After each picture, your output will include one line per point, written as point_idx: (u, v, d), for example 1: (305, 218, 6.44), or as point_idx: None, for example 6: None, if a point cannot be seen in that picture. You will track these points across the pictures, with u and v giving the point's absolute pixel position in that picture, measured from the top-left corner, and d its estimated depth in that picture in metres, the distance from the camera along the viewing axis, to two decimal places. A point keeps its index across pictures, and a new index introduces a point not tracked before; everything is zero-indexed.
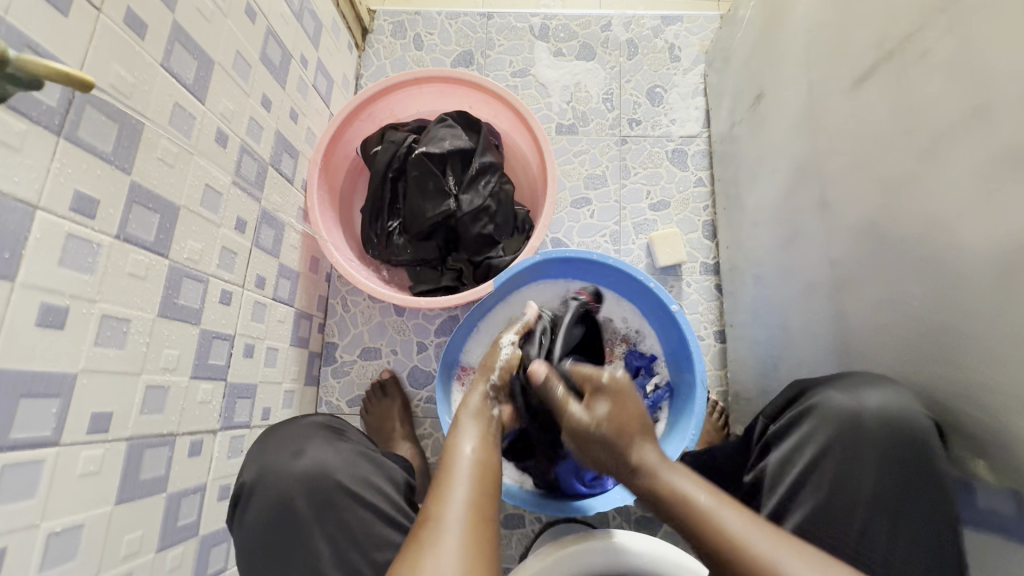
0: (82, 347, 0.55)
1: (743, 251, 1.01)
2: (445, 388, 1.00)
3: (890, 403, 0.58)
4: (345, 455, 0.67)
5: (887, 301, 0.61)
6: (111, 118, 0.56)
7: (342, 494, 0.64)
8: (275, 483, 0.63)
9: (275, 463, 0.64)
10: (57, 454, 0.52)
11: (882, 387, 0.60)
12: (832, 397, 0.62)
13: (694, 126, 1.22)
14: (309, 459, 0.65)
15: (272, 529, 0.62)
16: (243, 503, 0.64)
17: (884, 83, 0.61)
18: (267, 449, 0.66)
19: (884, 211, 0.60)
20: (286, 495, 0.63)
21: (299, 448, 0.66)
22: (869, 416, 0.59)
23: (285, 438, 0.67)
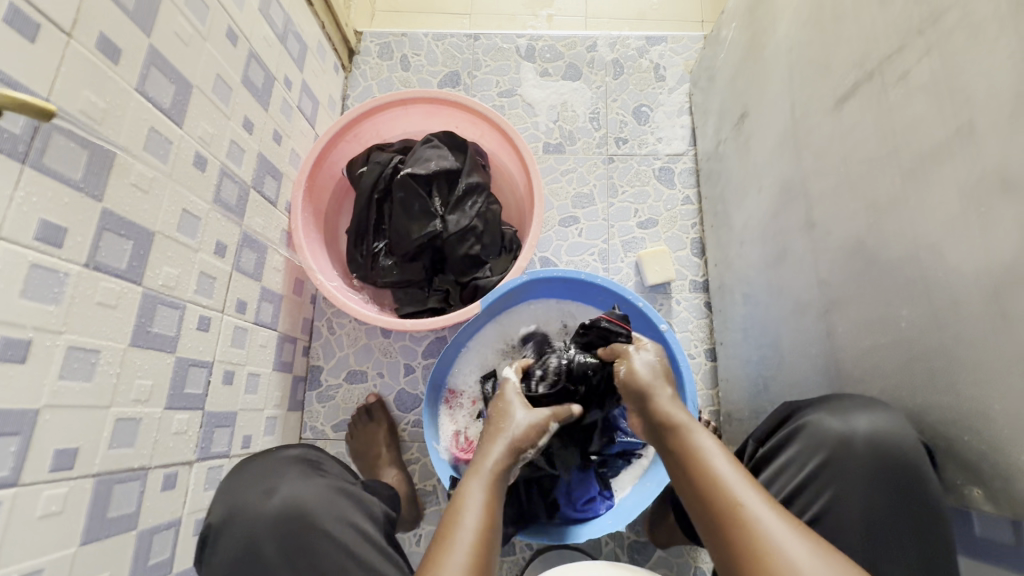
0: (45, 381, 0.52)
1: (732, 269, 1.00)
2: (432, 412, 0.98)
3: (880, 427, 0.56)
4: (320, 491, 0.63)
5: (877, 324, 0.60)
6: (82, 144, 0.55)
7: (315, 534, 0.60)
8: (245, 519, 0.60)
9: (245, 499, 0.62)
10: (15, 495, 0.49)
11: (873, 410, 0.58)
12: (818, 418, 0.61)
13: (680, 144, 1.22)
14: (281, 497, 0.61)
15: (241, 571, 0.59)
16: (210, 545, 0.61)
17: (865, 104, 0.61)
18: (239, 485, 0.64)
19: (870, 231, 0.60)
20: (255, 535, 0.59)
21: (270, 486, 0.63)
22: (858, 438, 0.58)
23: (256, 474, 0.64)
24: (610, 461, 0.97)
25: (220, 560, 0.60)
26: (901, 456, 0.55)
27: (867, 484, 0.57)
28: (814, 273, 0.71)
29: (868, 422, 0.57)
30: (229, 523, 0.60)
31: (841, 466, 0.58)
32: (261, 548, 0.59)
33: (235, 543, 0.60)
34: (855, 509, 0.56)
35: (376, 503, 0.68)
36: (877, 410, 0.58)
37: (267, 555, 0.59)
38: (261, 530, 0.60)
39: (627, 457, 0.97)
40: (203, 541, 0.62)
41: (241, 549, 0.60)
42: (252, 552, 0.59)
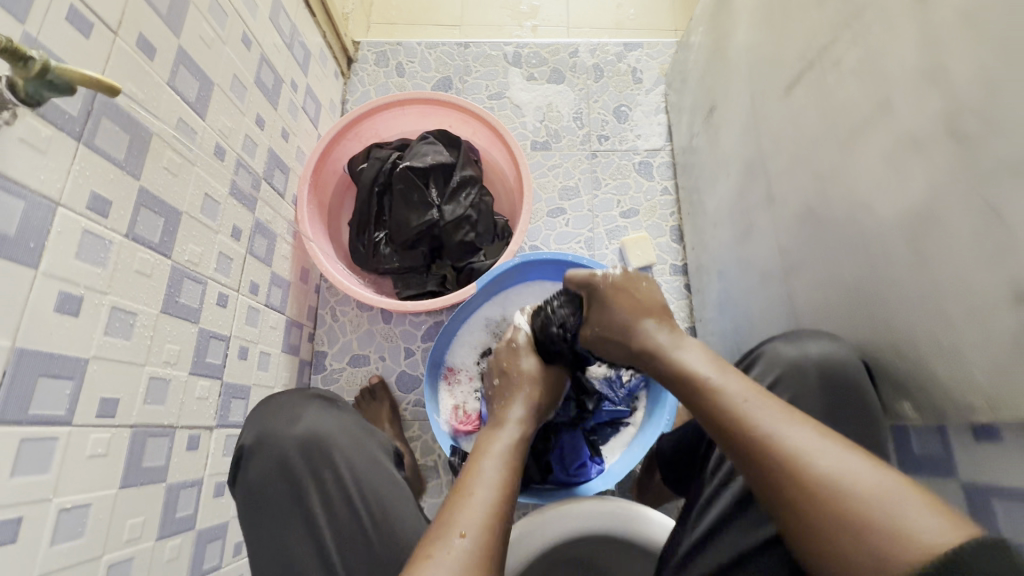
0: (94, 335, 0.59)
1: (707, 250, 1.09)
2: (432, 388, 1.06)
3: (829, 352, 0.62)
4: (337, 422, 0.71)
5: (825, 277, 0.68)
6: (124, 129, 0.63)
7: (337, 455, 0.68)
8: (274, 442, 0.68)
9: (274, 424, 0.69)
10: (69, 433, 0.56)
11: (822, 339, 0.64)
12: (775, 346, 0.66)
13: (657, 140, 1.32)
14: (305, 425, 0.69)
15: (272, 483, 0.66)
16: (244, 464, 0.69)
17: (808, 88, 0.70)
18: (270, 413, 0.70)
19: (817, 196, 0.68)
20: (284, 455, 0.67)
21: (295, 415, 0.70)
22: (807, 359, 0.63)
23: (281, 405, 0.72)
24: (599, 429, 1.04)
25: (254, 476, 0.67)
26: (845, 376, 0.60)
27: (818, 405, 0.61)
28: (774, 240, 0.80)
29: (818, 348, 0.63)
30: (262, 446, 0.68)
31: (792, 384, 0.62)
32: (290, 465, 0.67)
33: (266, 464, 0.67)
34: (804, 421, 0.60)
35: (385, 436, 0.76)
36: (826, 340, 0.63)
37: (296, 471, 0.67)
38: (289, 451, 0.67)
39: (615, 425, 1.05)
40: (239, 457, 0.69)
41: (271, 468, 0.67)
42: (282, 471, 0.67)
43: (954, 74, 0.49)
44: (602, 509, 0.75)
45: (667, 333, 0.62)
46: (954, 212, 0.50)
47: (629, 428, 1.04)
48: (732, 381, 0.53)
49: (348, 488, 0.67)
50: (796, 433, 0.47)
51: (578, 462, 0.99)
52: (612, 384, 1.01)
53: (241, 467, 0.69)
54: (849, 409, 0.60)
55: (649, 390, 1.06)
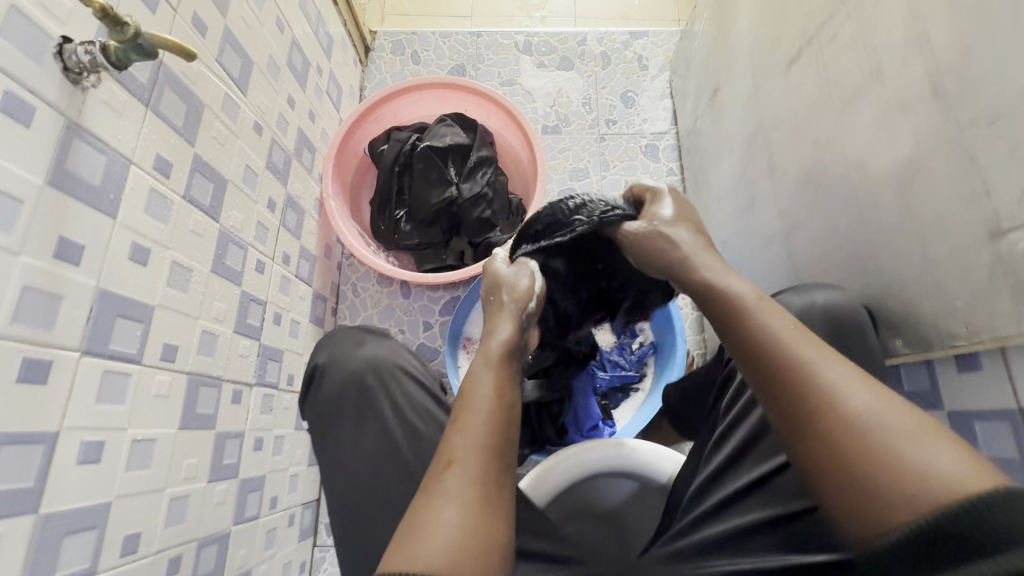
0: (159, 285, 0.64)
1: (711, 225, 1.15)
2: (453, 357, 1.13)
3: (833, 299, 0.67)
4: (397, 349, 0.75)
5: (826, 236, 0.74)
6: (182, 98, 0.68)
7: (403, 371, 0.72)
8: (345, 362, 0.72)
9: (343, 347, 0.73)
10: (140, 371, 0.61)
11: (826, 288, 0.69)
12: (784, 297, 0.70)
13: (663, 124, 1.38)
14: (371, 349, 0.73)
15: (347, 396, 0.70)
16: (317, 384, 0.72)
17: (807, 63, 0.76)
18: (329, 347, 0.75)
19: (816, 161, 0.74)
20: (356, 371, 0.71)
21: (361, 340, 0.75)
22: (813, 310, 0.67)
23: (344, 336, 0.76)
24: (611, 395, 1.12)
25: (322, 398, 0.71)
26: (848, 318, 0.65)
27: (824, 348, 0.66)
28: (776, 207, 0.86)
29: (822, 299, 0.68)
30: (332, 366, 0.72)
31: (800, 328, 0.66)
32: (362, 379, 0.70)
33: (335, 384, 0.71)
34: None
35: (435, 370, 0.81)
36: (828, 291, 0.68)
37: (368, 386, 0.70)
38: (357, 370, 0.71)
39: (626, 390, 1.12)
40: (311, 376, 0.73)
41: (341, 388, 0.71)
42: (353, 388, 0.71)
43: (936, 39, 0.55)
44: (579, 460, 0.80)
45: (714, 256, 0.58)
46: (942, 162, 0.56)
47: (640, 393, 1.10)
48: (774, 315, 0.50)
49: (420, 398, 0.71)
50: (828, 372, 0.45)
51: (593, 424, 1.04)
52: (622, 349, 1.12)
53: (310, 392, 0.73)
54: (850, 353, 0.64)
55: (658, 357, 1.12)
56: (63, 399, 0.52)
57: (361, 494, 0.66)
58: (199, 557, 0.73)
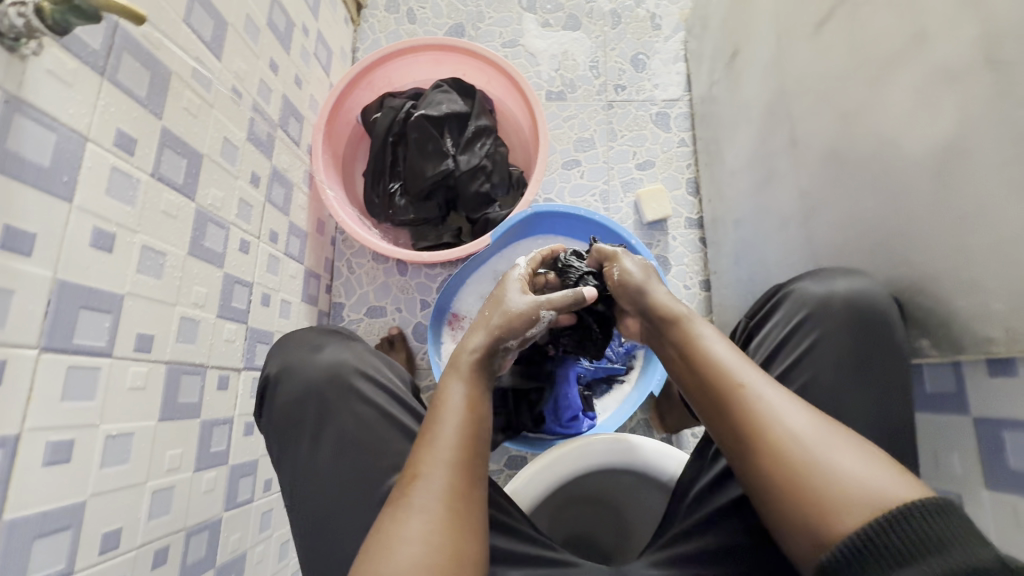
0: (128, 272, 0.60)
1: (724, 201, 1.08)
2: (435, 333, 1.09)
3: (856, 286, 0.64)
4: (358, 354, 0.72)
5: (851, 219, 0.68)
6: (144, 65, 0.62)
7: (362, 381, 0.69)
8: (300, 369, 0.69)
9: (298, 355, 0.71)
10: (111, 364, 0.58)
11: (848, 276, 0.65)
12: (803, 285, 0.67)
13: (675, 90, 1.29)
14: (327, 356, 0.70)
15: (302, 408, 0.68)
16: (271, 395, 0.70)
17: (839, 24, 0.68)
18: (295, 349, 0.72)
19: (842, 137, 0.67)
20: (312, 381, 0.68)
21: (317, 344, 0.72)
22: (835, 296, 0.64)
23: (303, 340, 0.73)
24: (596, 385, 1.09)
25: (280, 408, 0.68)
26: (873, 310, 0.62)
27: (849, 342, 0.62)
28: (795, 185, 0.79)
29: (847, 285, 0.64)
30: (285, 376, 0.69)
31: (821, 318, 0.63)
32: (319, 392, 0.68)
33: (293, 393, 0.68)
34: (836, 353, 0.62)
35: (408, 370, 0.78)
36: (852, 276, 0.65)
37: (325, 398, 0.68)
38: (316, 379, 0.68)
39: (610, 381, 1.10)
40: (265, 389, 0.71)
41: (300, 397, 0.68)
42: (313, 397, 0.68)
43: None
44: (575, 446, 0.77)
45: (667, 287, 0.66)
46: (990, 144, 0.49)
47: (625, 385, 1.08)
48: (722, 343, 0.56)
49: (386, 405, 0.68)
50: (770, 394, 0.51)
51: (573, 415, 1.02)
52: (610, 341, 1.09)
53: (269, 400, 0.70)
54: (876, 343, 0.61)
55: (647, 350, 1.09)
56: (23, 399, 0.48)
57: (331, 512, 0.64)
58: (189, 546, 0.71)
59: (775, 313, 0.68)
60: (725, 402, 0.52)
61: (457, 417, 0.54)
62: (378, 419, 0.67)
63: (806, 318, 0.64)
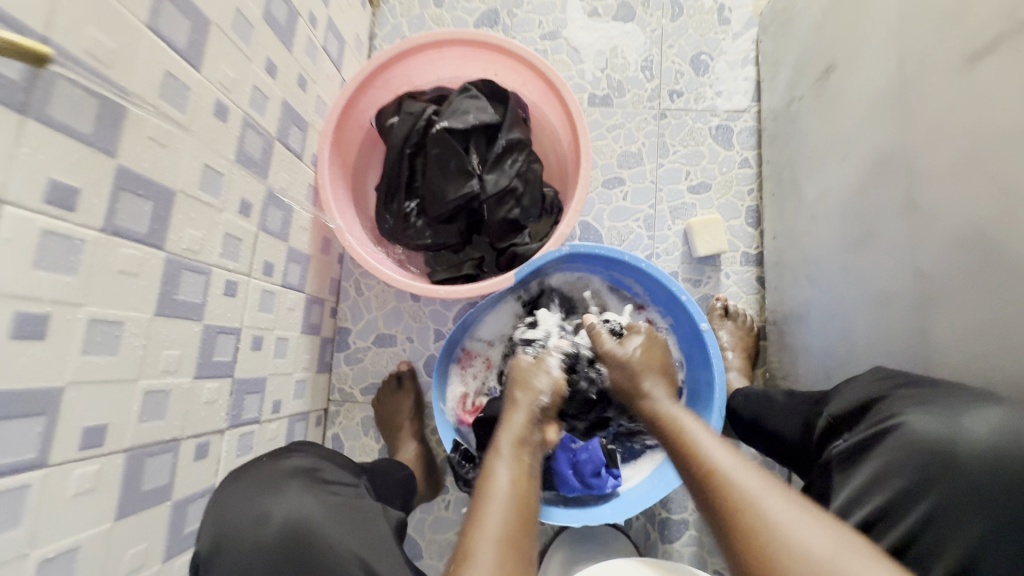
0: (69, 357, 0.49)
1: (794, 244, 0.91)
2: (442, 372, 0.94)
3: (997, 422, 0.49)
4: (324, 504, 0.60)
5: (992, 332, 0.52)
6: (90, 92, 0.48)
7: (340, 546, 0.57)
8: (238, 542, 0.57)
9: (239, 520, 0.58)
10: (45, 476, 0.47)
11: (978, 398, 0.51)
12: (914, 420, 0.53)
13: (741, 99, 1.10)
14: (280, 517, 0.58)
15: None
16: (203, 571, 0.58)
17: (1009, 61, 0.51)
18: (231, 507, 0.59)
19: (990, 217, 0.52)
20: (257, 539, 0.57)
21: (265, 505, 0.59)
22: (966, 445, 0.50)
23: (254, 483, 0.61)
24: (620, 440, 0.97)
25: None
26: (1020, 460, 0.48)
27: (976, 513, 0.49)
28: (899, 266, 0.64)
29: (983, 428, 0.50)
30: (221, 533, 0.57)
31: (947, 487, 0.50)
32: (285, 551, 0.56)
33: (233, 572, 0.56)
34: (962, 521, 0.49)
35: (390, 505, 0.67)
36: (989, 406, 0.50)
37: (284, 556, 0.56)
38: (279, 540, 0.56)
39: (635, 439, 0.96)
40: (196, 561, 0.59)
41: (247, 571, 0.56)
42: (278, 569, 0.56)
43: None
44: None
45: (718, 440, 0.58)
46: None
47: (656, 451, 0.95)
48: (710, 439, 0.59)
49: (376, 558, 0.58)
50: (775, 504, 0.48)
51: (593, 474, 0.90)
52: None
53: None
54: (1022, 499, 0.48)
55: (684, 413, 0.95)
56: None
57: None
58: None
59: (879, 451, 0.54)
60: (691, 456, 0.58)
61: (504, 484, 0.58)
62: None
63: (924, 469, 0.51)
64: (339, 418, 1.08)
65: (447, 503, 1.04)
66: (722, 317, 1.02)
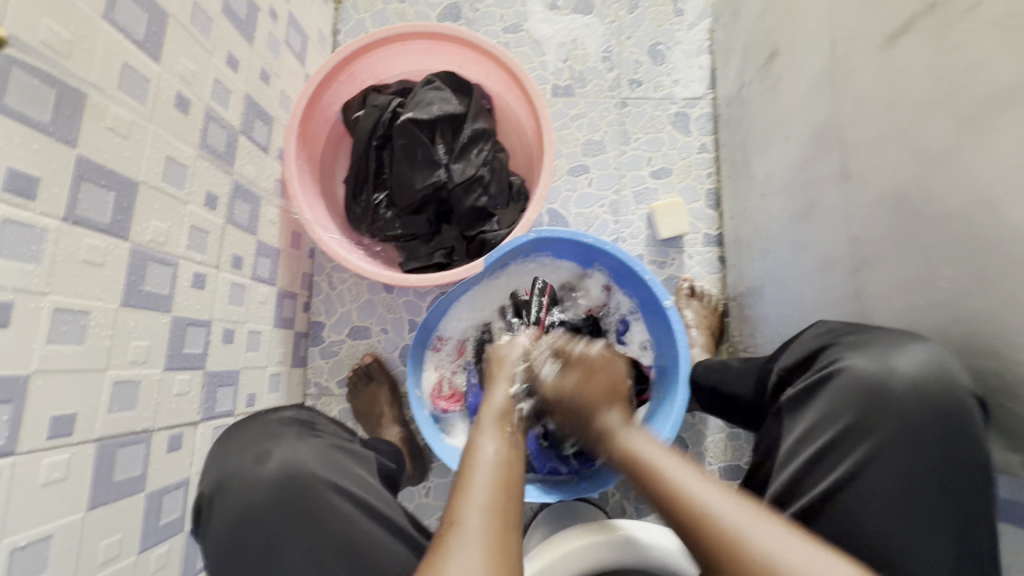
0: (34, 346, 0.49)
1: (749, 223, 0.96)
2: (417, 359, 0.95)
3: (923, 366, 0.54)
4: (319, 450, 0.64)
5: (917, 286, 0.58)
6: (48, 83, 0.49)
7: (327, 487, 0.61)
8: (241, 485, 0.61)
9: (241, 465, 0.62)
10: (13, 465, 0.47)
11: (911, 349, 0.56)
12: (855, 360, 0.57)
13: (697, 87, 1.14)
14: (279, 458, 0.62)
15: (239, 536, 0.59)
16: (207, 512, 0.62)
17: (923, 38, 0.55)
18: (231, 450, 0.64)
19: (917, 183, 0.57)
20: (255, 485, 0.60)
21: (263, 451, 0.63)
22: (897, 383, 0.55)
23: (251, 438, 0.64)
24: None
25: (217, 531, 0.60)
26: (943, 395, 0.54)
27: (904, 445, 0.54)
28: (840, 234, 0.69)
29: (912, 363, 0.55)
30: (222, 483, 0.61)
31: (872, 416, 0.55)
32: (284, 493, 0.60)
33: (233, 513, 0.60)
34: (895, 457, 0.54)
35: (376, 456, 0.72)
36: (917, 345, 0.56)
37: (285, 496, 0.60)
38: (275, 483, 0.60)
39: None
40: (200, 505, 0.63)
41: (247, 511, 0.60)
42: (277, 507, 0.60)
43: None
44: (580, 548, 0.68)
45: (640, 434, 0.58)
46: None
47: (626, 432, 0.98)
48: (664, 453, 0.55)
49: (366, 497, 0.63)
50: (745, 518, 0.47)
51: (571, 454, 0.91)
52: None
53: (202, 519, 0.62)
54: (944, 434, 0.53)
55: (655, 390, 0.98)
56: None
57: None
58: None
59: (826, 393, 0.58)
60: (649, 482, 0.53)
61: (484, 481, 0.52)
62: (351, 521, 0.61)
63: (865, 401, 0.56)
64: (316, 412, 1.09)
65: (427, 490, 1.06)
66: (689, 297, 1.06)
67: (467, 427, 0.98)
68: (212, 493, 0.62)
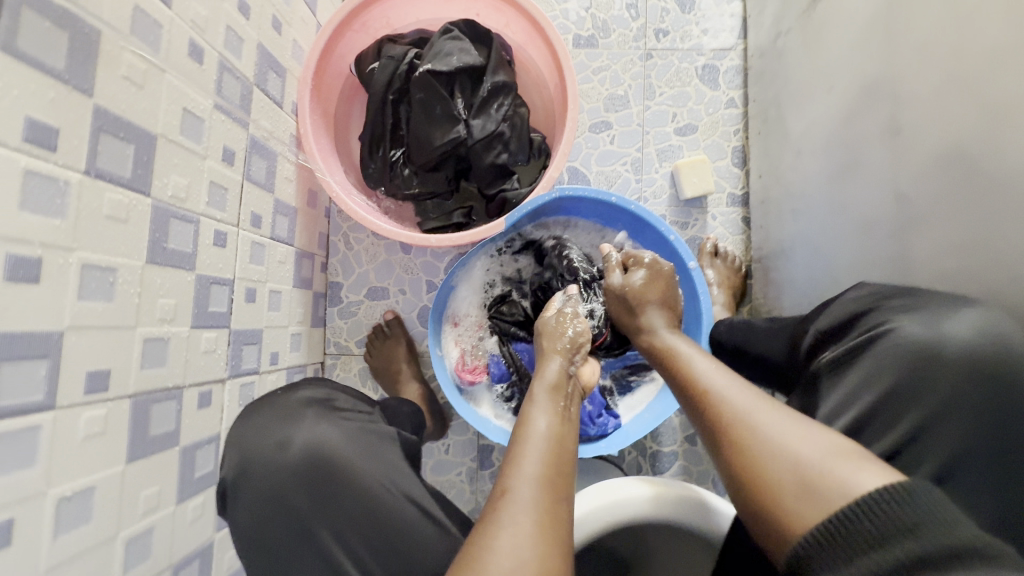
0: (66, 302, 0.49)
1: (781, 181, 0.92)
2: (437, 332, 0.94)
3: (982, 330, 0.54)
4: (341, 434, 0.65)
5: (974, 248, 0.57)
6: (58, 24, 0.46)
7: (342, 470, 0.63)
8: (261, 472, 0.62)
9: (259, 450, 0.63)
10: (55, 419, 0.48)
11: (965, 311, 0.55)
12: (905, 325, 0.56)
13: (727, 37, 1.08)
14: (302, 443, 0.63)
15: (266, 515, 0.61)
16: (231, 495, 0.63)
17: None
18: (251, 439, 0.64)
19: (977, 133, 0.55)
20: (271, 479, 0.62)
21: (284, 438, 0.63)
22: (946, 346, 0.54)
23: (266, 423, 0.65)
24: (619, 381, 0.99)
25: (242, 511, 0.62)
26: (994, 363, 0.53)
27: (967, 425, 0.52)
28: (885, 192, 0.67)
29: (965, 329, 0.54)
30: (240, 485, 0.62)
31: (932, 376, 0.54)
32: (290, 493, 0.62)
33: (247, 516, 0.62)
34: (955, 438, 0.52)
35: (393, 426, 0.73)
36: (971, 309, 0.55)
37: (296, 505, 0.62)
38: (297, 466, 0.62)
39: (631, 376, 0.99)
40: (223, 494, 0.64)
41: (268, 496, 0.62)
42: (299, 491, 0.62)
43: None
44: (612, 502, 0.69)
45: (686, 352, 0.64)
46: None
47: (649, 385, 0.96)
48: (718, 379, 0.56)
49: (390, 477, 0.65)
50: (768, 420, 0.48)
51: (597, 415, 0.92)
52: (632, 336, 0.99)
53: (228, 505, 0.64)
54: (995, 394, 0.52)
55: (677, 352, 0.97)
56: None
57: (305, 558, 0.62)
58: None
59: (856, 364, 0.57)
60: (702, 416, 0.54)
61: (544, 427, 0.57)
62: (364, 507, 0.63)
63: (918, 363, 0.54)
64: (336, 371, 1.10)
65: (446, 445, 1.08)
66: (712, 257, 1.03)
67: (493, 399, 0.98)
68: (234, 481, 0.64)
